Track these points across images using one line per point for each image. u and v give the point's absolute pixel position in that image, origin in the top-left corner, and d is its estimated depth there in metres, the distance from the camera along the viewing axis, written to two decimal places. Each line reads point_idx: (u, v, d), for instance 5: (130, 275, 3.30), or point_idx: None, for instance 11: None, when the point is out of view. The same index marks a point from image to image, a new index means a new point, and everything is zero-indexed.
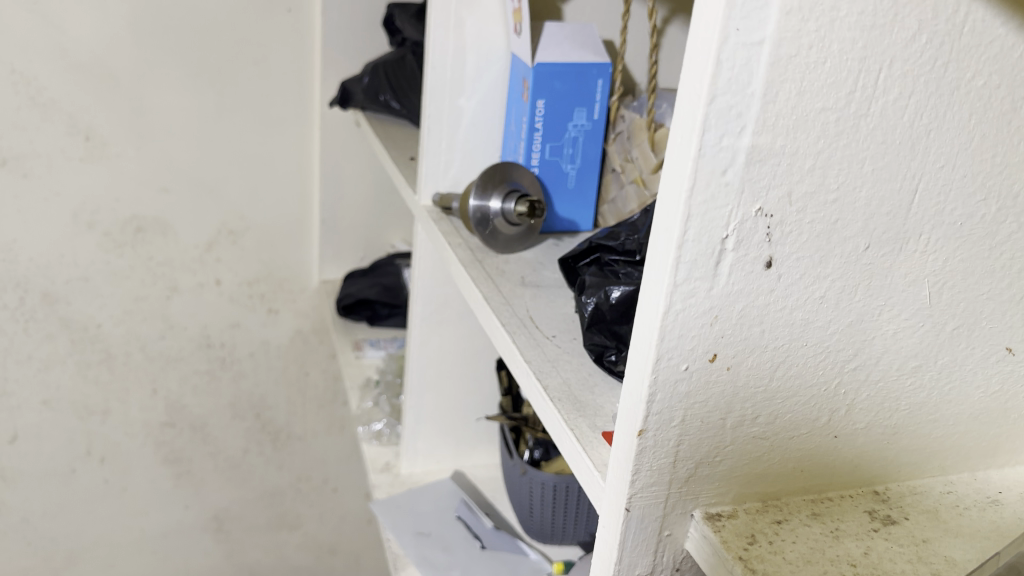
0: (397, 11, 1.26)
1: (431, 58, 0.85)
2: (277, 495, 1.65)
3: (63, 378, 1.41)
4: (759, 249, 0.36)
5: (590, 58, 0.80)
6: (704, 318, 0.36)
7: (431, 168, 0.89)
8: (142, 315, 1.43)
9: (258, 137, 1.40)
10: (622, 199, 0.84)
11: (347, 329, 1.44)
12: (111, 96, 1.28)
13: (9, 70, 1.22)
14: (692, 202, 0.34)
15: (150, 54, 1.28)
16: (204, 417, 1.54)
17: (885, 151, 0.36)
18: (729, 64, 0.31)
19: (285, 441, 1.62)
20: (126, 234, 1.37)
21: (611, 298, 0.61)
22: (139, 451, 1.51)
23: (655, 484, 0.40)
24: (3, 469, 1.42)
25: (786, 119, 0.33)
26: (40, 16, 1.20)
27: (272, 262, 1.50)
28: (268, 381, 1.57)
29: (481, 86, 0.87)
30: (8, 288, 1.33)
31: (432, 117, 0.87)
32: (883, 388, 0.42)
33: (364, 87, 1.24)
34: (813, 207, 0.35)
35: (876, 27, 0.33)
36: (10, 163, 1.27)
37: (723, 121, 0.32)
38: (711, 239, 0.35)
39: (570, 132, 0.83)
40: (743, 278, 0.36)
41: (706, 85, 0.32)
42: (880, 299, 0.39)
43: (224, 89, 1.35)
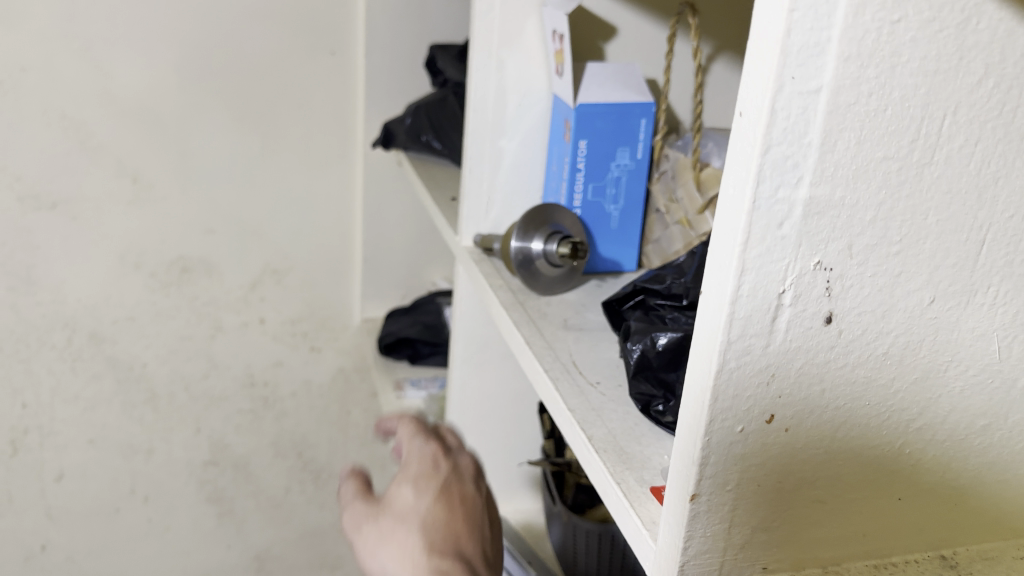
0: (437, 52, 1.27)
1: (472, 100, 0.85)
2: (318, 535, 1.62)
3: (109, 417, 1.42)
4: (818, 304, 0.34)
5: (633, 97, 0.79)
6: (759, 377, 0.34)
7: (472, 210, 0.89)
8: (186, 355, 1.44)
9: (301, 178, 1.41)
10: (667, 240, 0.83)
11: (388, 368, 1.43)
12: (159, 139, 1.31)
13: (60, 115, 1.24)
14: (746, 256, 0.32)
15: (196, 98, 1.30)
16: (246, 455, 1.54)
17: (951, 201, 0.34)
18: (785, 114, 0.30)
19: (326, 480, 1.60)
20: (172, 275, 1.39)
21: (658, 344, 0.60)
22: (182, 490, 1.51)
23: (709, 551, 0.38)
24: (50, 508, 1.43)
25: (845, 168, 0.32)
26: (91, 64, 1.23)
27: (315, 301, 1.51)
28: (310, 420, 1.56)
29: (523, 127, 0.86)
30: (56, 328, 1.35)
31: (473, 158, 0.86)
32: (950, 447, 0.40)
33: (407, 128, 1.25)
34: (875, 259, 0.34)
35: (939, 73, 0.31)
36: (60, 206, 1.29)
37: (779, 172, 0.31)
38: (767, 294, 0.33)
39: (612, 172, 0.82)
40: (802, 334, 0.34)
41: (760, 136, 0.30)
42: (946, 355, 0.37)
43: (268, 132, 1.37)
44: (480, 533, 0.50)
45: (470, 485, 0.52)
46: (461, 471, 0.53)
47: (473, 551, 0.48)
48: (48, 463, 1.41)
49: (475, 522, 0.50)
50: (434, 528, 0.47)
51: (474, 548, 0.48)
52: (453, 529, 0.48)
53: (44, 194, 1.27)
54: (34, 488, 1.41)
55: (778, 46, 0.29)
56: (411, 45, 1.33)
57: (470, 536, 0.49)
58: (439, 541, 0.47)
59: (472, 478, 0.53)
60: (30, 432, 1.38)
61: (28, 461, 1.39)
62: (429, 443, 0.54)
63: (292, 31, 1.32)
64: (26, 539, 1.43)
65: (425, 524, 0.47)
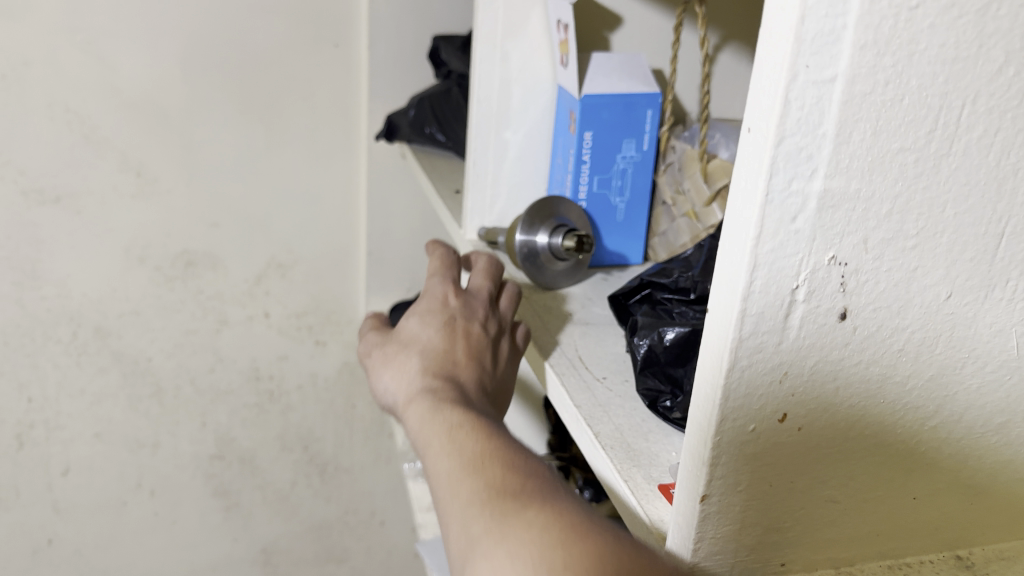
0: (441, 43, 1.25)
1: (476, 92, 0.84)
2: (324, 528, 1.63)
3: (115, 411, 1.42)
4: (833, 300, 0.33)
5: (639, 88, 0.78)
6: (772, 375, 0.34)
7: (476, 203, 0.88)
8: (191, 349, 1.44)
9: (306, 171, 1.41)
10: (674, 232, 0.81)
11: None
12: (163, 133, 1.30)
13: (65, 109, 1.24)
14: (758, 252, 0.31)
15: (200, 91, 1.29)
16: (252, 449, 1.53)
17: (969, 193, 0.33)
18: (798, 104, 0.29)
19: (332, 473, 1.60)
20: (177, 268, 1.39)
21: (665, 340, 0.59)
22: (188, 484, 1.51)
23: (719, 553, 0.38)
24: (57, 502, 1.43)
25: (860, 160, 0.31)
26: (94, 57, 1.22)
27: (320, 294, 1.50)
28: (315, 414, 1.56)
29: (527, 119, 0.86)
30: (62, 322, 1.34)
31: (478, 150, 0.85)
32: (966, 446, 0.39)
33: (411, 121, 1.24)
34: (891, 253, 0.33)
35: (958, 61, 0.30)
36: (64, 200, 1.28)
37: (792, 163, 0.30)
38: (780, 290, 0.32)
39: (618, 164, 0.81)
40: (816, 331, 0.33)
41: (773, 126, 0.29)
42: (962, 351, 0.36)
43: (272, 125, 1.35)
44: (476, 357, 0.61)
45: (475, 325, 0.64)
46: (467, 315, 0.64)
47: (468, 370, 0.59)
48: (55, 457, 1.41)
49: (472, 351, 0.61)
50: (432, 354, 0.59)
51: (470, 371, 0.59)
52: (452, 356, 0.59)
53: (48, 188, 1.27)
54: (41, 482, 1.41)
55: (792, 33, 0.28)
56: (415, 36, 1.32)
57: (468, 362, 0.60)
58: (434, 363, 0.58)
59: (478, 320, 0.64)
60: (36, 426, 1.38)
61: (35, 455, 1.39)
62: (441, 295, 0.67)
63: (296, 23, 1.30)
64: (33, 532, 1.43)
65: (425, 351, 0.60)
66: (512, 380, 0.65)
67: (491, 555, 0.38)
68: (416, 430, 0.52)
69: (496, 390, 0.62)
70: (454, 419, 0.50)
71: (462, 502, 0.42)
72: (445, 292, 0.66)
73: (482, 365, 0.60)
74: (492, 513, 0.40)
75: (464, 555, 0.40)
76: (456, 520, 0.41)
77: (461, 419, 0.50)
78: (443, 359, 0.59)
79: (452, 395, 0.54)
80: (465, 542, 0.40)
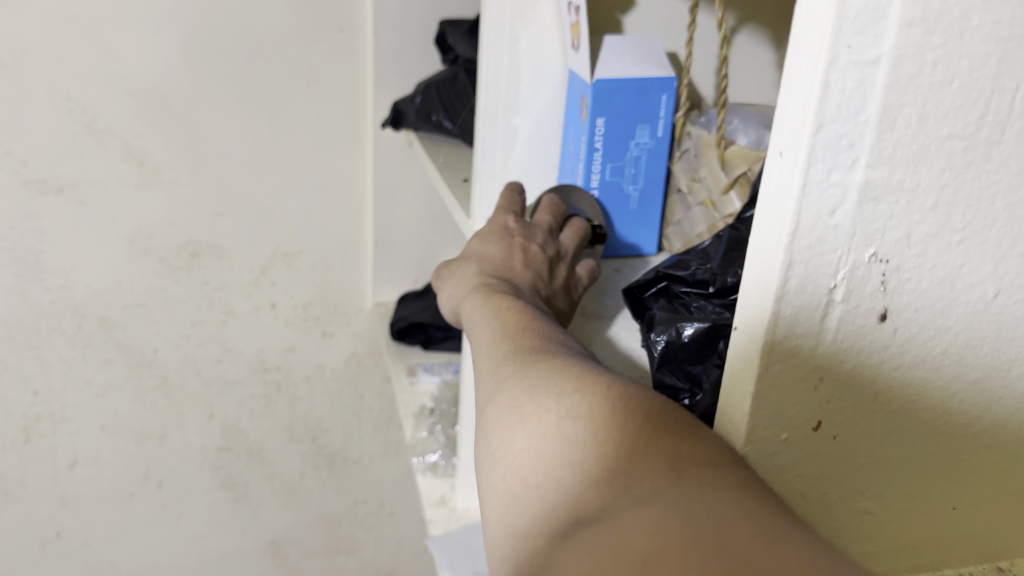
0: (448, 27, 1.22)
1: (483, 78, 0.80)
2: (333, 519, 1.61)
3: (121, 403, 1.41)
4: (873, 299, 0.33)
5: (654, 72, 0.75)
6: (808, 380, 0.34)
7: (485, 193, 0.85)
8: (198, 340, 1.42)
9: (311, 159, 1.38)
10: (689, 221, 0.79)
11: (401, 352, 1.41)
12: (166, 121, 1.28)
13: (65, 98, 1.22)
14: (794, 249, 0.31)
15: (203, 78, 1.27)
16: (260, 440, 1.51)
17: (1021, 183, 0.33)
18: (839, 87, 0.29)
19: (341, 465, 1.58)
20: (182, 259, 1.37)
21: (684, 336, 0.56)
22: (196, 476, 1.49)
23: None
24: (64, 494, 1.42)
25: (905, 148, 0.31)
26: (95, 44, 1.20)
27: (327, 284, 1.47)
28: (323, 405, 1.54)
29: (537, 105, 0.83)
30: (66, 314, 1.33)
31: (486, 138, 0.82)
32: (1011, 455, 0.40)
33: (417, 108, 1.21)
34: (934, 249, 0.33)
35: (1013, 39, 0.30)
36: (67, 190, 1.26)
37: (832, 152, 0.30)
38: (816, 291, 0.32)
39: (631, 151, 0.78)
40: (855, 331, 0.34)
41: (812, 110, 0.29)
42: (1010, 352, 0.36)
43: (277, 112, 1.33)
44: (532, 264, 0.66)
45: (534, 242, 0.67)
46: (527, 233, 0.68)
47: (523, 275, 0.64)
48: (61, 449, 1.39)
49: (529, 259, 0.66)
50: (489, 262, 0.65)
51: (526, 278, 0.64)
52: (508, 267, 0.65)
53: (51, 177, 1.25)
54: (48, 475, 1.40)
55: (834, 12, 0.28)
56: (422, 21, 1.29)
57: (524, 271, 0.65)
58: (490, 269, 0.65)
59: (537, 238, 0.68)
60: (42, 419, 1.37)
61: (41, 448, 1.38)
62: (500, 222, 0.70)
63: (299, 8, 1.28)
64: (41, 524, 1.42)
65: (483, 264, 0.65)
66: (568, 293, 0.69)
67: (514, 385, 0.45)
68: (468, 317, 0.59)
69: (554, 300, 0.66)
70: (501, 304, 0.57)
71: (496, 360, 0.50)
72: (502, 219, 0.70)
73: (538, 271, 0.65)
74: (523, 360, 0.48)
75: (491, 393, 0.47)
76: (490, 373, 0.49)
77: (503, 302, 0.57)
78: (500, 266, 0.65)
79: (501, 289, 0.61)
80: (496, 381, 0.47)
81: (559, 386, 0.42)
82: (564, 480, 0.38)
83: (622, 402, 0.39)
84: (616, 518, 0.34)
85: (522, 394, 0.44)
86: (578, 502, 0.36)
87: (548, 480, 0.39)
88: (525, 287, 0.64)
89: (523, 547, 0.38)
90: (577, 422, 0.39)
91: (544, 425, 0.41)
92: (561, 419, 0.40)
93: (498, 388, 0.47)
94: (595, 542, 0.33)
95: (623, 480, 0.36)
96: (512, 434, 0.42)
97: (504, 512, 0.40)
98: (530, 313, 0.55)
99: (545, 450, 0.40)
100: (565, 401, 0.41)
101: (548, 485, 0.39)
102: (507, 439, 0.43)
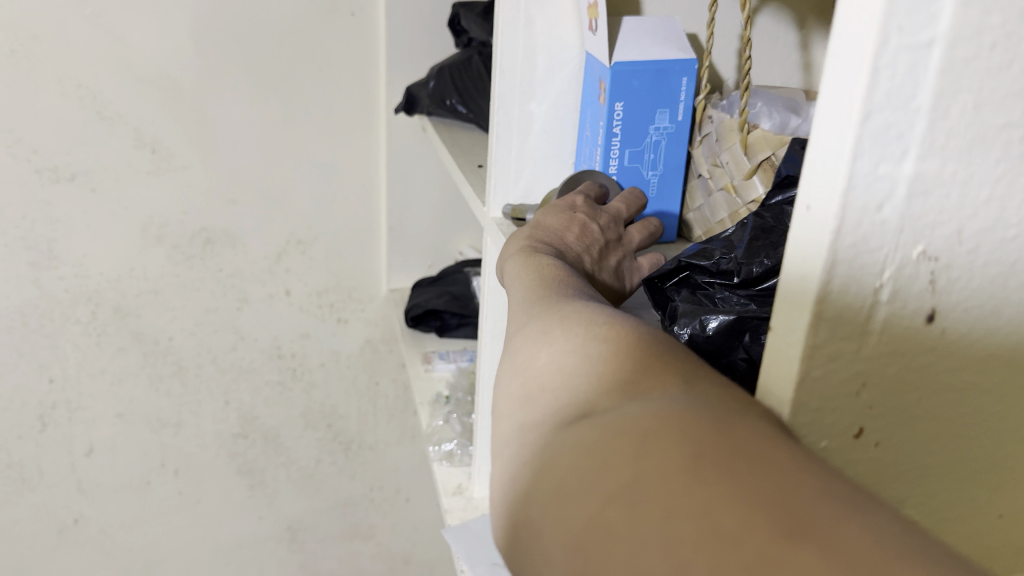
0: (462, 10, 1.20)
1: (499, 61, 0.79)
2: (349, 505, 1.60)
3: (136, 391, 1.40)
4: (920, 299, 0.32)
5: (673, 54, 0.73)
6: (851, 385, 0.32)
7: (500, 178, 0.83)
8: (212, 328, 1.41)
9: (324, 144, 1.36)
10: (710, 208, 0.76)
11: (417, 339, 1.39)
12: (177, 107, 1.26)
13: (76, 84, 1.20)
14: (838, 246, 0.29)
15: (213, 64, 1.25)
16: (276, 428, 1.51)
17: None
18: (889, 72, 0.27)
19: (357, 451, 1.57)
20: (195, 246, 1.35)
21: (708, 329, 0.54)
22: (212, 463, 1.49)
23: None
24: (81, 482, 1.42)
25: (959, 138, 0.29)
26: (104, 29, 1.19)
27: (341, 271, 1.46)
28: (338, 392, 1.53)
29: (553, 89, 0.81)
30: (80, 302, 1.32)
31: (501, 124, 0.81)
32: None
33: (431, 92, 1.19)
34: (988, 245, 0.31)
35: None
36: (78, 178, 1.25)
37: (881, 143, 0.28)
38: (861, 289, 0.30)
39: (651, 136, 0.76)
40: (900, 332, 0.32)
41: (860, 96, 0.27)
42: None
43: (289, 97, 1.31)
44: (587, 238, 0.63)
45: (595, 223, 0.64)
46: (590, 213, 0.65)
47: (575, 245, 0.62)
48: (77, 437, 1.39)
49: (585, 234, 0.63)
50: (543, 227, 0.62)
51: (575, 251, 0.61)
52: (562, 236, 0.62)
53: (62, 165, 1.24)
54: (64, 463, 1.40)
55: None
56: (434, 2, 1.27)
57: (575, 244, 0.62)
58: (543, 234, 0.62)
59: (598, 220, 0.65)
60: (58, 407, 1.37)
61: (57, 436, 1.38)
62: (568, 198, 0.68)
63: None
64: (58, 513, 1.42)
65: (537, 227, 0.63)
66: (615, 280, 0.65)
67: (543, 316, 0.42)
68: (508, 268, 0.57)
69: (597, 281, 0.63)
70: (543, 261, 0.54)
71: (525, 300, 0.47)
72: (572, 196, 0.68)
73: (589, 246, 0.62)
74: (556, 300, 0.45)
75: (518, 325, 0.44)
76: (520, 310, 0.46)
77: (544, 258, 0.55)
78: (554, 234, 0.62)
79: (546, 253, 0.58)
80: (525, 315, 0.44)
81: (589, 317, 0.39)
82: (577, 385, 0.34)
83: (649, 338, 0.36)
84: (624, 407, 0.30)
85: (551, 321, 0.41)
86: (586, 403, 0.33)
87: (560, 386, 0.35)
88: (573, 256, 0.61)
89: (518, 448, 0.34)
90: (603, 343, 0.36)
91: (568, 344, 0.37)
92: (585, 340, 0.37)
93: (526, 320, 0.43)
94: (599, 421, 0.30)
95: (639, 389, 0.32)
96: (532, 351, 0.39)
97: (506, 421, 0.36)
98: (568, 273, 0.53)
99: (565, 361, 0.36)
100: (593, 327, 0.38)
101: (561, 390, 0.35)
102: (526, 356, 0.39)
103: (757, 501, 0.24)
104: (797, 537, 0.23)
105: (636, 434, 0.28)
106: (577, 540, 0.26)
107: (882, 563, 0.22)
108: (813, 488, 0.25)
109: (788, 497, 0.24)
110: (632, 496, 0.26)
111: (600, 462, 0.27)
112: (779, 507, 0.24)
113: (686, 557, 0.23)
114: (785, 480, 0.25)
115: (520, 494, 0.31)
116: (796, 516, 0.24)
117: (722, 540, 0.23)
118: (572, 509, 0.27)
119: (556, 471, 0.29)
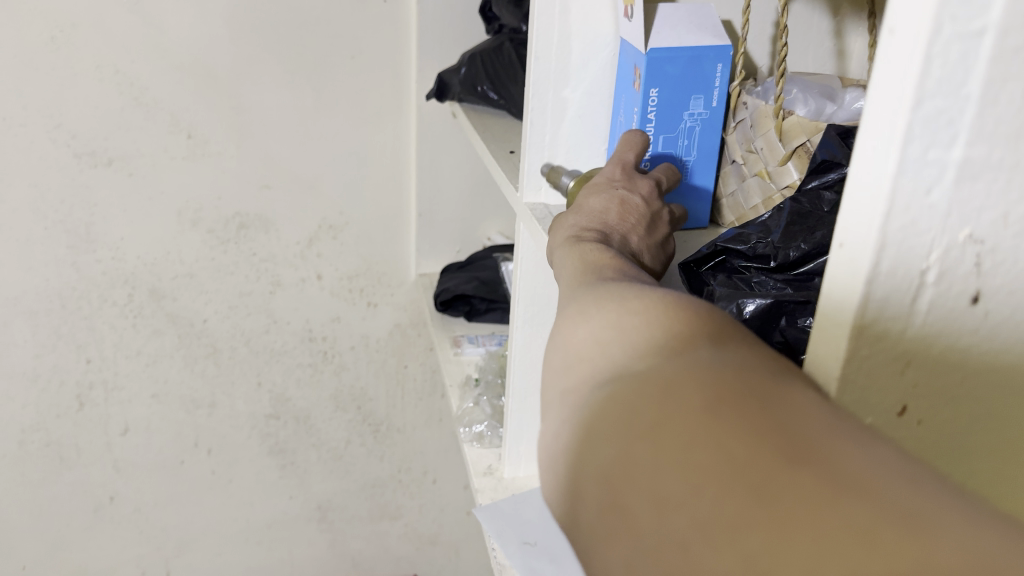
0: None
1: (534, 47, 0.80)
2: (377, 487, 1.63)
3: (171, 372, 1.43)
4: (966, 281, 0.33)
5: (709, 40, 0.73)
6: (896, 364, 0.33)
7: (534, 164, 0.83)
8: (246, 311, 1.43)
9: (355, 130, 1.37)
10: (743, 194, 0.76)
11: (445, 324, 1.41)
12: (212, 94, 1.28)
13: (114, 71, 1.22)
14: (888, 230, 0.30)
15: (247, 50, 1.27)
16: (307, 409, 1.54)
17: None
18: (941, 61, 0.28)
19: (385, 433, 1.60)
20: (229, 231, 1.38)
21: (745, 312, 0.55)
22: (244, 443, 1.52)
23: None
24: (117, 460, 1.46)
25: (1008, 124, 0.30)
26: (140, 16, 1.20)
27: (371, 256, 1.47)
28: (368, 374, 1.55)
29: (588, 76, 0.82)
30: (117, 285, 1.35)
31: (535, 110, 0.81)
32: None
33: (462, 79, 1.20)
34: None
35: None
36: (115, 163, 1.28)
37: (931, 129, 0.29)
38: (909, 273, 0.31)
39: (685, 122, 0.76)
40: (945, 313, 0.33)
41: (912, 85, 0.28)
42: None
43: (321, 84, 1.32)
44: (630, 217, 0.62)
45: (634, 198, 0.64)
46: (629, 189, 0.64)
47: (619, 226, 0.61)
48: (114, 417, 1.43)
49: (628, 213, 0.63)
50: (588, 212, 0.62)
51: (621, 232, 0.61)
52: (606, 218, 0.61)
53: (100, 150, 1.26)
54: (101, 442, 1.44)
55: None
56: None
57: (620, 223, 0.61)
58: (588, 220, 0.61)
59: (638, 195, 0.64)
60: (95, 386, 1.40)
61: (94, 416, 1.42)
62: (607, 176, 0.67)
63: None
64: (95, 490, 1.46)
65: (582, 213, 0.62)
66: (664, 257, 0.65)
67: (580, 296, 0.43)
68: (557, 258, 0.57)
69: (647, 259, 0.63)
70: (586, 244, 0.55)
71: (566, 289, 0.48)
72: (610, 173, 0.67)
73: (634, 224, 0.62)
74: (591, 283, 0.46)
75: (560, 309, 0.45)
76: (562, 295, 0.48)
77: (590, 244, 0.55)
78: (598, 218, 0.62)
79: (593, 238, 0.57)
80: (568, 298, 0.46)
81: (627, 293, 0.40)
82: (606, 350, 0.35)
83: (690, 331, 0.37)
84: (648, 363, 0.32)
85: (587, 299, 0.42)
86: (618, 359, 0.34)
87: (594, 351, 0.36)
88: (618, 237, 0.60)
89: (557, 411, 0.36)
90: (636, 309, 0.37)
91: (603, 314, 0.39)
92: (622, 308, 0.38)
93: (567, 303, 0.44)
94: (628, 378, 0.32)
95: (669, 340, 0.33)
96: (569, 326, 0.40)
97: (547, 391, 0.38)
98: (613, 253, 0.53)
99: (597, 328, 0.38)
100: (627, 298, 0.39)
101: (592, 356, 0.36)
102: (564, 330, 0.40)
103: (762, 430, 0.26)
104: (798, 459, 0.25)
105: (658, 383, 0.30)
106: (607, 475, 0.29)
107: (870, 483, 0.24)
108: (815, 423, 0.27)
109: (791, 430, 0.26)
110: (653, 432, 0.28)
111: (627, 409, 0.30)
112: (781, 436, 0.26)
113: (698, 481, 0.26)
114: (792, 416, 0.27)
115: (560, 450, 0.33)
116: (799, 445, 0.26)
117: (729, 461, 0.25)
118: (601, 449, 0.29)
119: (589, 421, 0.31)
